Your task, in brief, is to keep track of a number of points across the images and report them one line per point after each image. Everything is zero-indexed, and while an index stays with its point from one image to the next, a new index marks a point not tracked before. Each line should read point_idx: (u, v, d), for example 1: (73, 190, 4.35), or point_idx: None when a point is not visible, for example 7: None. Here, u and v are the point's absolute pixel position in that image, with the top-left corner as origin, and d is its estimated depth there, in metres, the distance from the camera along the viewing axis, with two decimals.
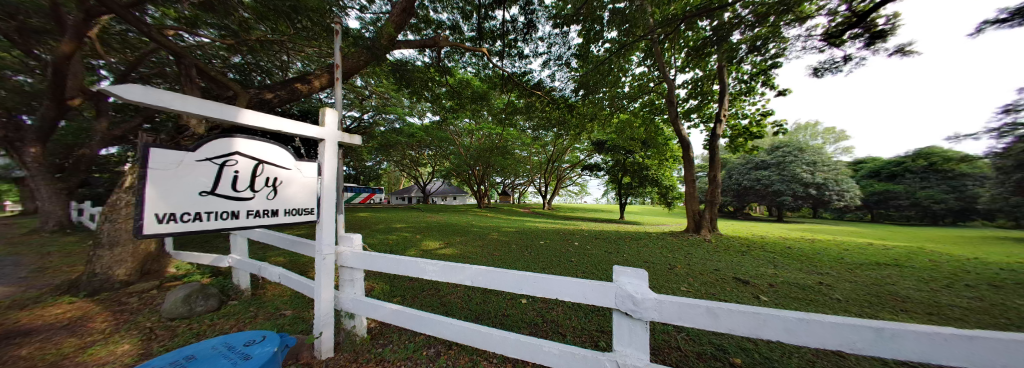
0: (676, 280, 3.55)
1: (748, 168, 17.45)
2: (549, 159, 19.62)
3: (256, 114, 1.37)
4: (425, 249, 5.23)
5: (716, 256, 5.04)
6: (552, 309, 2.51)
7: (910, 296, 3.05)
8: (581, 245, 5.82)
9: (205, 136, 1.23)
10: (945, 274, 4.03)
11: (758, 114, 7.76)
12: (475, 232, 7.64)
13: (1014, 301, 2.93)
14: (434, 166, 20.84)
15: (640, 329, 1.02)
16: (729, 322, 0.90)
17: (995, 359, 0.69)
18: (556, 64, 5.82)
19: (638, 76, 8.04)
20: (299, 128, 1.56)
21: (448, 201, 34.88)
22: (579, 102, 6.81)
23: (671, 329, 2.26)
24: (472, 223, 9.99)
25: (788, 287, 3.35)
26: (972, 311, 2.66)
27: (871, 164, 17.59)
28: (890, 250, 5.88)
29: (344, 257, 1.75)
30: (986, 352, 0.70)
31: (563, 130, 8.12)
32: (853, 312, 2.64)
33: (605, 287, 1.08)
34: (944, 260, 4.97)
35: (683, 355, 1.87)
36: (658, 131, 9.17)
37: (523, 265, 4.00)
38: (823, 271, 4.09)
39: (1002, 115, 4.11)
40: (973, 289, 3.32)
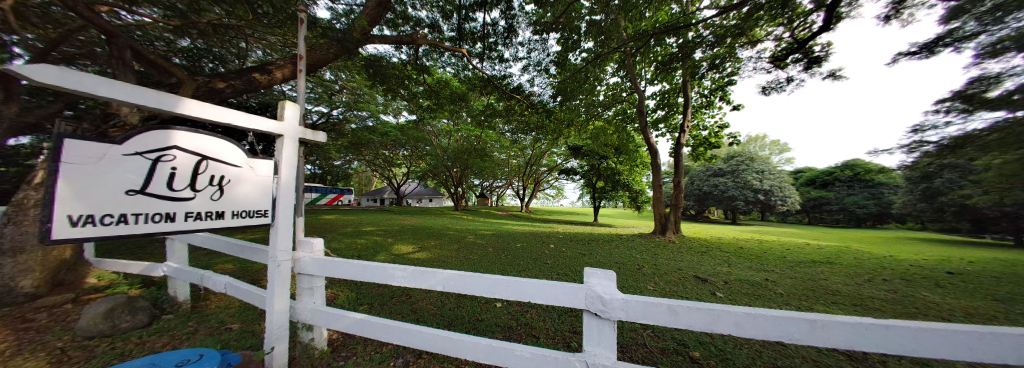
0: (645, 280, 3.74)
1: (707, 175, 19.07)
2: (528, 163, 20.01)
3: (204, 105, 1.21)
4: (397, 253, 5.00)
5: (679, 256, 5.41)
6: (526, 312, 2.52)
7: (839, 290, 3.49)
8: (556, 247, 5.95)
9: (140, 127, 1.07)
10: (865, 270, 4.67)
11: (718, 127, 8.47)
12: (450, 235, 7.51)
13: (916, 292, 3.48)
14: (409, 167, 20.12)
15: (608, 328, 1.06)
16: (684, 319, 0.98)
17: (906, 345, 0.81)
18: (536, 69, 5.93)
19: (612, 86, 8.45)
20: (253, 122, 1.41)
21: (424, 204, 33.85)
22: (557, 107, 6.98)
23: (639, 327, 2.37)
24: (448, 226, 9.78)
25: (740, 283, 3.69)
26: (886, 302, 3.10)
27: (808, 173, 19.98)
28: (823, 250, 6.69)
29: (302, 263, 1.62)
30: (896, 339, 0.82)
31: (541, 134, 8.28)
32: (792, 305, 2.96)
33: (576, 288, 1.09)
34: (864, 258, 5.76)
35: (648, 351, 1.96)
36: (629, 139, 9.70)
37: (499, 268, 3.98)
38: (770, 269, 4.56)
39: (912, 134, 4.90)
40: (887, 283, 3.89)
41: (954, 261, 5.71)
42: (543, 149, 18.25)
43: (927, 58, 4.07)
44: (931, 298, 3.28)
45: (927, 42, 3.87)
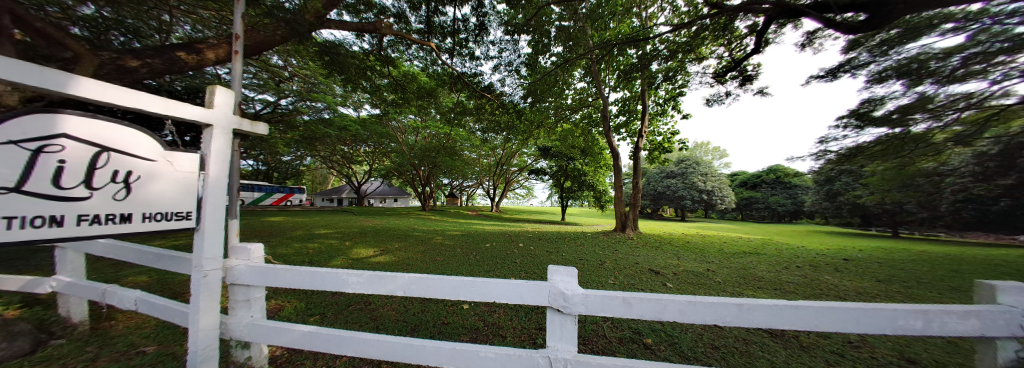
0: (605, 274, 3.98)
1: (662, 177, 20.95)
2: (498, 162, 20.08)
3: (115, 87, 1.00)
4: (355, 258, 4.65)
5: (637, 251, 5.86)
6: (493, 311, 2.52)
7: (763, 277, 4.08)
8: (524, 246, 6.06)
9: (24, 110, 0.84)
10: (782, 258, 5.55)
11: (670, 133, 9.34)
12: (415, 236, 7.22)
13: (818, 276, 4.21)
14: (372, 164, 18.84)
15: (570, 323, 1.10)
16: (636, 310, 1.06)
17: (810, 321, 0.98)
18: (507, 69, 5.95)
19: (579, 90, 8.83)
20: (179, 109, 1.20)
21: (388, 203, 31.98)
22: (528, 108, 7.07)
23: (600, 319, 2.51)
24: (415, 227, 9.38)
25: (687, 274, 4.13)
26: (798, 286, 3.70)
27: (741, 176, 22.98)
28: (751, 242, 7.78)
29: (238, 272, 1.42)
30: (803, 316, 0.99)
31: (512, 134, 8.36)
32: (727, 292, 3.39)
33: (540, 286, 1.12)
34: (781, 248, 6.83)
35: (607, 342, 2.09)
36: (594, 142, 10.25)
37: (467, 269, 3.92)
38: (711, 260, 5.17)
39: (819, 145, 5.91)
40: (798, 269, 4.66)
41: (842, 249, 7.05)
42: (514, 149, 18.43)
43: (829, 82, 4.96)
44: (828, 280, 4.01)
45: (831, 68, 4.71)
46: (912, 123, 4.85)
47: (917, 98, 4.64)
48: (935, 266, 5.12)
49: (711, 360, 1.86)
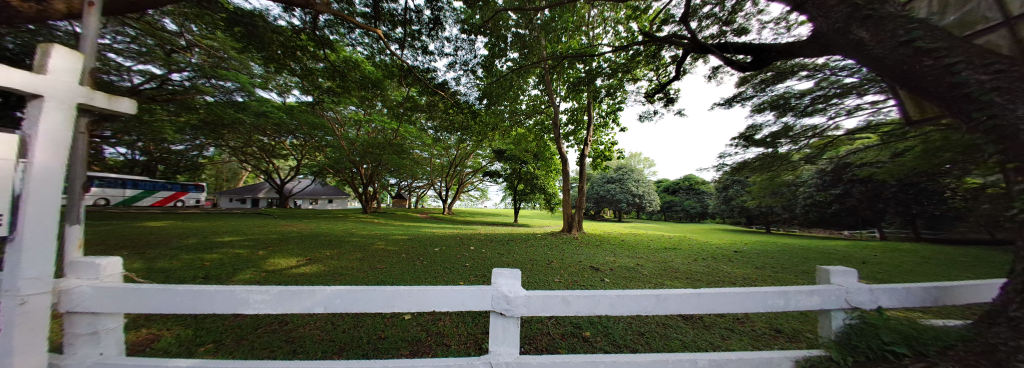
0: (552, 274, 4.18)
1: (604, 182, 23.10)
2: (452, 163, 19.46)
3: None
4: (271, 270, 3.92)
5: (581, 250, 6.32)
6: (439, 320, 2.41)
7: (679, 269, 4.83)
8: (475, 248, 5.96)
9: None
10: (692, 252, 6.67)
11: (611, 143, 10.38)
12: (353, 242, 6.44)
13: (717, 266, 5.18)
14: (301, 159, 16.31)
15: (513, 326, 1.12)
16: (574, 307, 1.15)
17: (709, 304, 1.21)
18: (462, 68, 5.80)
19: (533, 98, 9.19)
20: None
21: (321, 205, 28.06)
22: (483, 110, 7.00)
23: (545, 318, 2.61)
24: (353, 231, 8.41)
25: (622, 269, 4.64)
26: (704, 275, 4.48)
27: (665, 183, 26.87)
28: (671, 239, 9.17)
29: (81, 296, 1.05)
30: (704, 300, 1.21)
31: (465, 135, 8.20)
32: (652, 283, 3.91)
33: (483, 291, 1.10)
34: (692, 244, 8.21)
35: (550, 339, 2.19)
36: (546, 147, 10.76)
37: (412, 276, 3.68)
38: (640, 256, 5.90)
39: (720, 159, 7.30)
40: (704, 261, 5.66)
41: (733, 243, 8.82)
42: (468, 150, 18.15)
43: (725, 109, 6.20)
44: (723, 269, 4.97)
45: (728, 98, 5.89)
46: (778, 145, 6.35)
47: (781, 126, 6.08)
48: (789, 254, 6.81)
49: (637, 345, 2.11)
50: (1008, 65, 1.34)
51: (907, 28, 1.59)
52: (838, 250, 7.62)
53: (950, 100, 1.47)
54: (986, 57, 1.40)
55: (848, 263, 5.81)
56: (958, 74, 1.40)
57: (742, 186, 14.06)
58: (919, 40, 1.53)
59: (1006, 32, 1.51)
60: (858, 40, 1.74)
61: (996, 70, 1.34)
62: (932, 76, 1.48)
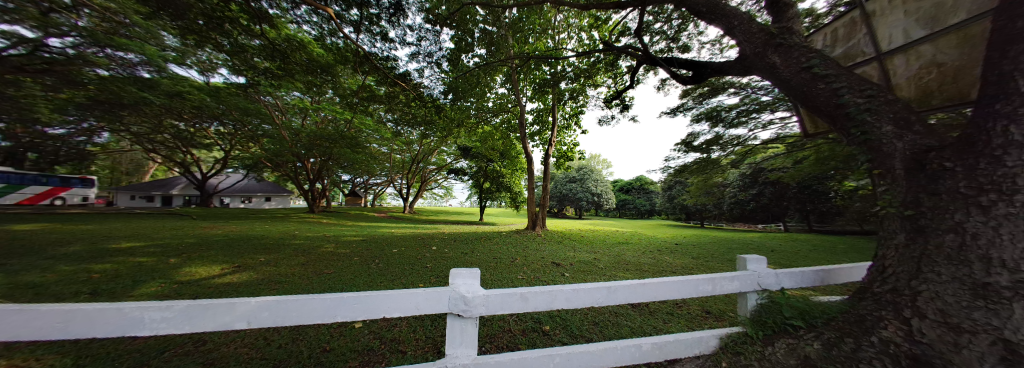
0: (515, 271, 4.24)
1: (566, 181, 24.17)
2: (414, 159, 18.50)
3: None
4: (187, 281, 3.30)
5: (544, 247, 6.53)
6: (394, 325, 2.28)
7: (630, 261, 5.27)
8: (437, 248, 5.77)
9: None
10: (642, 246, 7.35)
11: (573, 144, 10.86)
12: (296, 245, 5.74)
13: (661, 257, 5.79)
14: (230, 150, 14.00)
15: (470, 326, 1.10)
16: (532, 303, 1.18)
17: (651, 292, 1.35)
18: (426, 60, 5.52)
19: (500, 96, 9.19)
20: None
21: (257, 203, 24.54)
22: (448, 105, 6.76)
23: (506, 316, 2.63)
24: (296, 233, 7.49)
25: (580, 264, 4.90)
26: (651, 266, 4.96)
27: (620, 183, 29.12)
28: (624, 235, 9.98)
29: None
30: (648, 289, 1.34)
31: (429, 129, 7.84)
32: (606, 275, 4.22)
33: (439, 293, 1.06)
34: (642, 238, 9.04)
35: (512, 335, 2.21)
36: (512, 146, 10.83)
37: (366, 281, 3.42)
38: (597, 250, 6.32)
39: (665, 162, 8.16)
40: (651, 253, 6.28)
41: (675, 237, 9.94)
42: (431, 146, 17.42)
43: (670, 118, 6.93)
44: (667, 260, 5.56)
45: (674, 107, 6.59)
46: (710, 151, 7.32)
47: (714, 135, 7.02)
48: (717, 246, 7.91)
49: (592, 334, 2.26)
50: (876, 92, 1.68)
51: (807, 57, 1.96)
52: (753, 241, 9.08)
53: (836, 118, 1.82)
54: (862, 84, 1.74)
55: (760, 252, 6.97)
56: (842, 97, 1.74)
57: (683, 187, 15.91)
58: (816, 67, 1.88)
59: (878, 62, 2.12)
60: (773, 63, 2.10)
61: (868, 95, 1.68)
62: (825, 98, 1.82)
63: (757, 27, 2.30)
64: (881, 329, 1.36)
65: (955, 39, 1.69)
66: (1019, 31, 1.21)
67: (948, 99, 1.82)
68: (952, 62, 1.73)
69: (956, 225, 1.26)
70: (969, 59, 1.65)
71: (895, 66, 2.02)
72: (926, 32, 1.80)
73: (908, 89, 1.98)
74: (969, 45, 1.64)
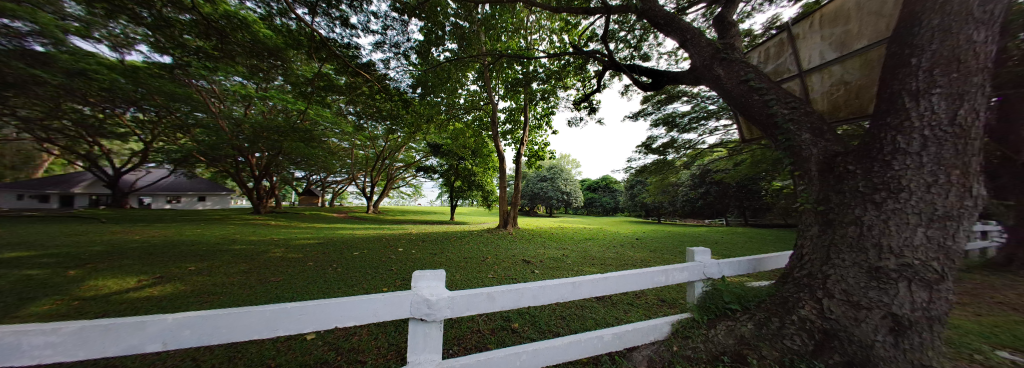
0: (485, 270, 4.21)
1: (538, 180, 24.64)
2: (379, 155, 17.41)
3: None
4: (87, 297, 2.72)
5: (515, 245, 6.59)
6: (353, 334, 2.14)
7: (596, 257, 5.54)
8: (403, 250, 5.50)
9: None
10: (607, 241, 7.78)
11: (544, 144, 11.07)
12: (237, 251, 5.07)
13: (623, 252, 6.20)
14: (151, 142, 11.92)
15: (434, 330, 1.06)
16: (498, 302, 1.17)
17: (612, 286, 1.43)
18: (392, 51, 5.20)
19: (471, 93, 9.05)
20: None
21: (190, 204, 21.34)
22: (417, 99, 6.47)
23: (476, 316, 2.60)
24: (237, 237, 6.63)
25: (549, 260, 5.03)
26: (614, 260, 5.26)
27: (589, 182, 30.49)
28: (591, 231, 10.48)
29: None
30: (608, 284, 1.42)
31: (395, 124, 7.42)
32: (573, 270, 4.39)
33: (399, 296, 1.01)
34: (607, 235, 9.58)
35: (480, 335, 2.19)
36: (484, 144, 10.71)
37: (322, 288, 3.13)
38: (566, 247, 6.54)
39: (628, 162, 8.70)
40: (615, 248, 6.68)
41: (636, 233, 10.71)
42: (398, 142, 16.54)
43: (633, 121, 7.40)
44: (628, 254, 5.96)
45: (635, 112, 7.05)
46: (667, 153, 7.98)
47: (669, 139, 7.66)
48: (672, 239, 8.68)
49: (559, 328, 2.33)
50: (798, 105, 1.96)
51: (745, 71, 2.22)
52: (701, 234, 10.15)
53: (767, 126, 2.08)
54: (787, 97, 2.02)
55: (707, 244, 7.80)
56: (772, 108, 2.00)
57: (643, 186, 17.15)
58: (751, 81, 2.14)
59: (799, 80, 2.46)
60: (717, 74, 2.34)
61: (792, 107, 1.95)
62: (759, 108, 2.08)
63: (705, 41, 2.55)
64: (800, 308, 1.61)
65: (860, 61, 2.03)
66: (905, 58, 1.48)
67: (850, 113, 2.15)
68: (856, 81, 2.07)
69: (856, 218, 1.52)
70: (869, 78, 1.99)
71: (813, 83, 2.37)
72: (837, 55, 2.15)
73: (822, 103, 2.33)
74: (870, 67, 1.97)
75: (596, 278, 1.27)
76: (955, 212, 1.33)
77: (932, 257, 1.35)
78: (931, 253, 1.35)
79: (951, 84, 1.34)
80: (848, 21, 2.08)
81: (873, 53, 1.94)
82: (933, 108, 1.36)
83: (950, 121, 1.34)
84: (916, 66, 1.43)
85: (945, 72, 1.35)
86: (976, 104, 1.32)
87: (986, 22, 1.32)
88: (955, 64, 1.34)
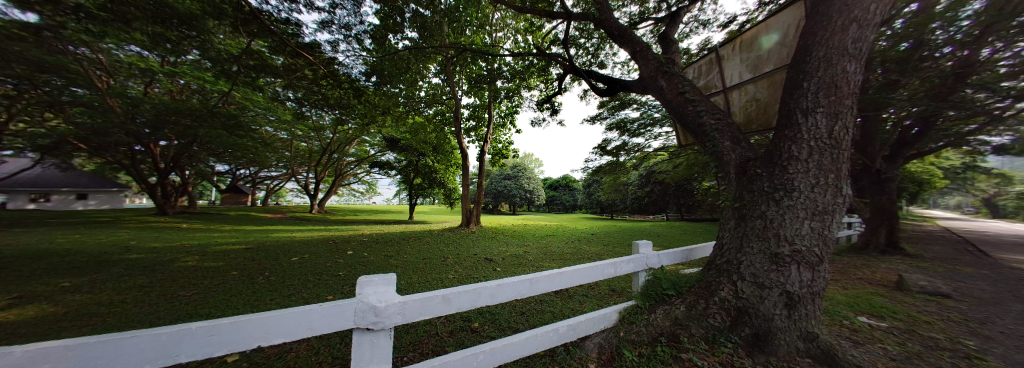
0: (446, 270, 4.09)
1: (501, 178, 24.78)
2: (326, 148, 15.65)
3: None
4: None
5: (477, 244, 6.51)
6: (288, 352, 1.88)
7: (555, 252, 5.77)
8: (354, 253, 5.04)
9: None
10: (566, 237, 8.18)
11: (508, 143, 11.14)
12: (131, 261, 4.09)
13: (581, 247, 6.57)
14: None
15: (383, 338, 0.99)
16: (455, 303, 1.14)
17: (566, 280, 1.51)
18: (341, 32, 4.68)
19: (433, 86, 8.69)
20: None
21: (61, 203, 16.61)
22: (372, 89, 5.94)
23: (434, 319, 2.51)
24: (130, 244, 5.35)
25: (511, 258, 5.10)
26: (571, 255, 5.55)
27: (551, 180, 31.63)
28: (552, 227, 10.91)
29: None
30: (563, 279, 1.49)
31: (346, 115, 6.73)
32: (533, 266, 4.51)
33: (342, 306, 0.91)
34: (566, 231, 10.06)
35: (438, 338, 2.12)
36: (446, 140, 10.34)
37: (251, 301, 2.70)
38: (527, 244, 6.69)
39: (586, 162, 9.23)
40: (574, 243, 7.05)
41: (593, 228, 11.48)
42: (349, 134, 15.06)
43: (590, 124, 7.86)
44: (585, 249, 6.34)
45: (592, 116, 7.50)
46: (619, 155, 8.66)
47: (622, 142, 8.33)
48: (622, 234, 9.50)
49: (518, 324, 2.38)
50: (722, 116, 2.28)
51: (682, 84, 2.51)
52: (647, 228, 11.32)
53: (698, 133, 2.38)
54: (714, 109, 2.34)
55: (651, 237, 8.72)
56: (702, 118, 2.30)
57: (598, 184, 18.40)
58: (687, 93, 2.43)
59: (723, 95, 2.88)
60: (660, 85, 2.61)
61: (717, 117, 2.27)
62: (692, 117, 2.37)
63: (652, 54, 2.81)
64: (720, 290, 1.88)
65: (766, 82, 2.45)
66: (799, 82, 1.82)
67: (758, 125, 2.58)
68: (763, 99, 2.49)
69: (763, 213, 1.82)
70: (773, 97, 2.41)
71: (733, 98, 2.79)
72: (752, 75, 2.57)
73: (739, 115, 2.73)
74: (774, 88, 2.40)
75: (550, 273, 1.32)
76: (830, 207, 1.69)
77: (813, 244, 1.70)
78: (812, 240, 1.71)
79: (830, 105, 1.70)
80: (759, 48, 2.52)
81: (777, 76, 2.36)
82: (817, 124, 1.72)
83: (829, 135, 1.70)
84: (807, 88, 1.77)
85: (826, 95, 1.71)
86: (847, 122, 1.69)
87: (854, 57, 1.70)
88: (833, 89, 1.70)
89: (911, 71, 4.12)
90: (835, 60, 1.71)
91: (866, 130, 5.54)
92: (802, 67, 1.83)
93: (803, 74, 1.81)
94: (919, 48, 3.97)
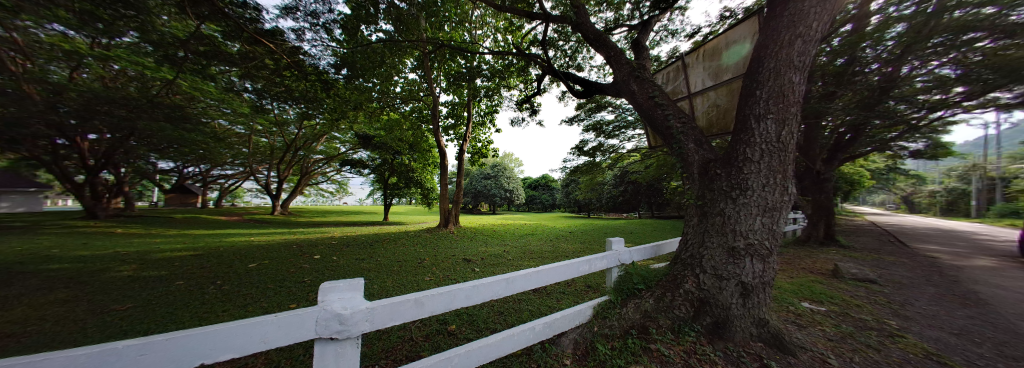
0: (422, 272, 3.97)
1: (481, 177, 24.56)
2: (291, 145, 14.53)
3: None
4: None
5: (455, 244, 6.39)
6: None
7: (533, 251, 5.83)
8: (322, 257, 4.72)
9: None
10: (544, 236, 8.30)
11: (487, 142, 11.05)
12: (43, 273, 3.50)
13: (559, 245, 6.71)
14: None
15: (349, 348, 0.93)
16: (427, 307, 1.12)
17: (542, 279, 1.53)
18: (308, 21, 4.37)
19: (410, 82, 8.39)
20: None
21: None
22: (343, 83, 5.60)
23: (408, 324, 2.42)
24: (43, 253, 4.58)
25: (489, 257, 5.07)
26: (549, 254, 5.64)
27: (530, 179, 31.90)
28: (531, 226, 11.02)
29: None
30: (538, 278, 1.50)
31: (313, 110, 6.28)
32: (511, 265, 4.52)
33: (303, 314, 0.85)
34: (545, 229, 10.21)
35: (412, 343, 2.05)
36: (423, 138, 10.03)
37: (200, 314, 2.43)
38: (507, 243, 6.69)
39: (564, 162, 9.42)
40: (552, 242, 7.17)
41: (570, 226, 11.77)
42: (317, 130, 14.10)
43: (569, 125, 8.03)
44: (562, 247, 6.47)
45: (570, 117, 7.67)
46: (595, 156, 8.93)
47: (598, 143, 8.61)
48: (598, 232, 9.83)
49: (496, 324, 2.37)
50: (687, 119, 2.44)
51: (651, 89, 2.64)
52: (621, 226, 11.83)
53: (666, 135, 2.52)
54: (680, 113, 2.49)
55: (625, 234, 9.12)
56: (670, 121, 2.44)
57: (576, 184, 18.86)
58: (657, 97, 2.56)
59: (689, 100, 3.07)
60: (632, 89, 2.73)
61: (682, 120, 2.42)
62: (662, 120, 2.50)
63: (625, 59, 2.92)
64: (685, 283, 2.00)
65: (726, 90, 2.66)
66: (753, 90, 1.99)
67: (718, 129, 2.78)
68: (723, 105, 2.69)
69: (722, 210, 1.97)
70: (731, 103, 2.61)
71: (697, 104, 2.99)
72: (713, 83, 2.77)
73: (702, 120, 2.93)
74: (732, 95, 2.60)
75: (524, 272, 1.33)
76: (778, 204, 1.88)
77: (763, 237, 1.87)
78: (763, 234, 1.88)
79: (778, 112, 1.88)
80: (720, 58, 2.73)
81: (735, 84, 2.57)
82: (768, 129, 1.89)
83: (777, 139, 1.88)
84: (759, 95, 1.94)
85: (775, 103, 1.89)
86: (792, 127, 1.88)
87: (799, 69, 1.89)
88: (780, 98, 1.89)
89: (846, 84, 4.71)
90: (783, 71, 1.89)
91: (809, 135, 6.22)
92: (755, 76, 2.00)
93: (756, 82, 1.98)
94: (852, 63, 4.59)
